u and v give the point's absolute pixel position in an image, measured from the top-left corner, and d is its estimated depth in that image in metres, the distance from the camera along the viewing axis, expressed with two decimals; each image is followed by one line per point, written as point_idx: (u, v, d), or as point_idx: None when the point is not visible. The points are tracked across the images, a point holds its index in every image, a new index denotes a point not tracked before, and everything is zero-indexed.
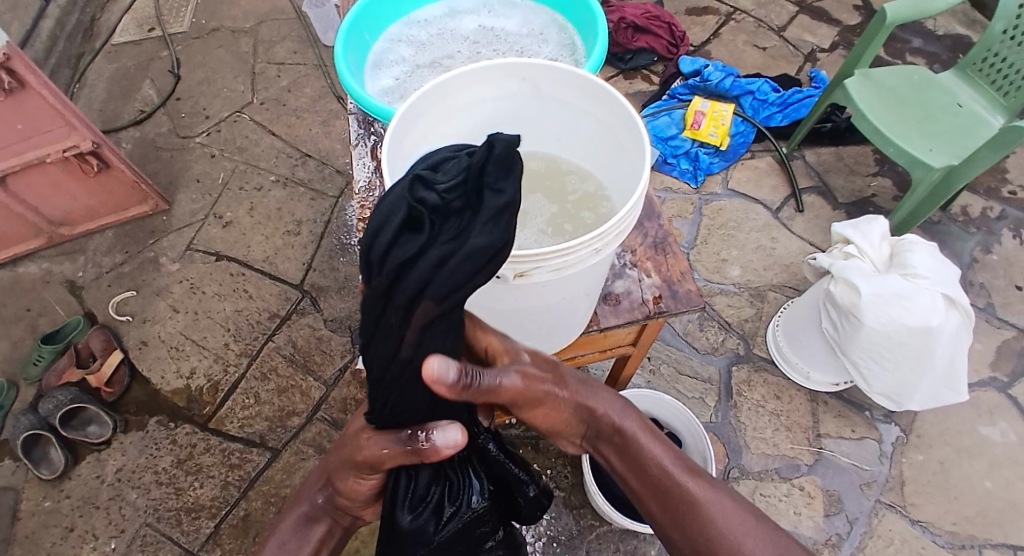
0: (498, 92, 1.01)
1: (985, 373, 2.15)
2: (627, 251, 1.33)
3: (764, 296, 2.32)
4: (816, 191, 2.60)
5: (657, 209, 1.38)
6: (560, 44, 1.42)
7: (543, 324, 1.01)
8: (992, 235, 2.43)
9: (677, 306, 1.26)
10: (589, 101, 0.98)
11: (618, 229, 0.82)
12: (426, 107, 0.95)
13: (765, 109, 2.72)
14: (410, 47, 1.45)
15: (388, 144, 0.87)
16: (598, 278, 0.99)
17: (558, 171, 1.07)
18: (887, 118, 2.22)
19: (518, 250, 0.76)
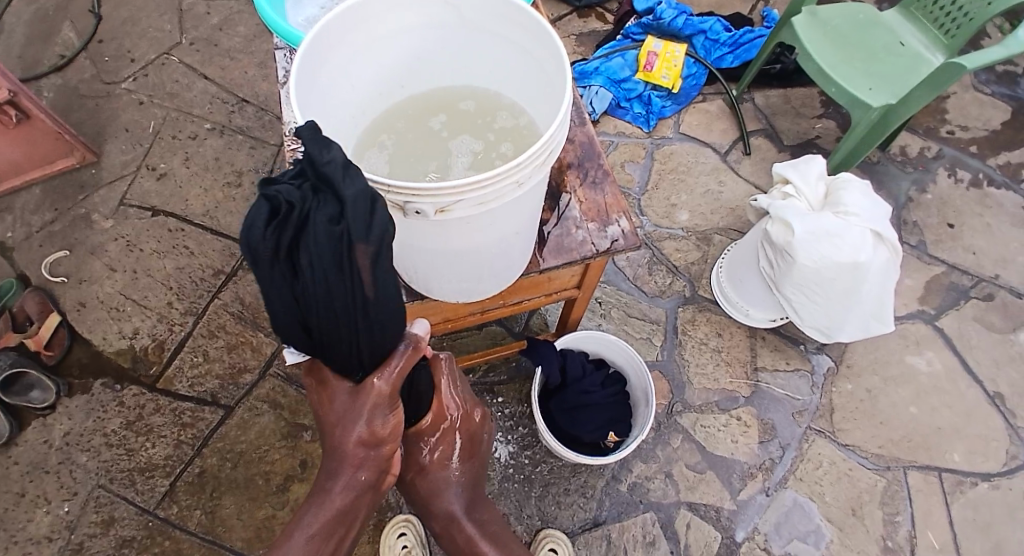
0: (423, 16, 0.99)
1: (914, 306, 2.27)
2: (568, 193, 1.33)
3: (710, 239, 2.38)
4: (764, 133, 2.63)
5: (599, 152, 1.37)
6: None
7: (477, 263, 1.01)
8: (927, 174, 2.52)
9: (617, 247, 1.29)
10: (513, 31, 0.94)
11: (540, 158, 0.79)
12: (342, 32, 0.91)
13: (717, 49, 2.70)
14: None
15: (299, 70, 0.83)
16: (527, 215, 0.97)
17: (487, 106, 1.04)
18: (832, 56, 2.23)
19: (427, 184, 0.73)
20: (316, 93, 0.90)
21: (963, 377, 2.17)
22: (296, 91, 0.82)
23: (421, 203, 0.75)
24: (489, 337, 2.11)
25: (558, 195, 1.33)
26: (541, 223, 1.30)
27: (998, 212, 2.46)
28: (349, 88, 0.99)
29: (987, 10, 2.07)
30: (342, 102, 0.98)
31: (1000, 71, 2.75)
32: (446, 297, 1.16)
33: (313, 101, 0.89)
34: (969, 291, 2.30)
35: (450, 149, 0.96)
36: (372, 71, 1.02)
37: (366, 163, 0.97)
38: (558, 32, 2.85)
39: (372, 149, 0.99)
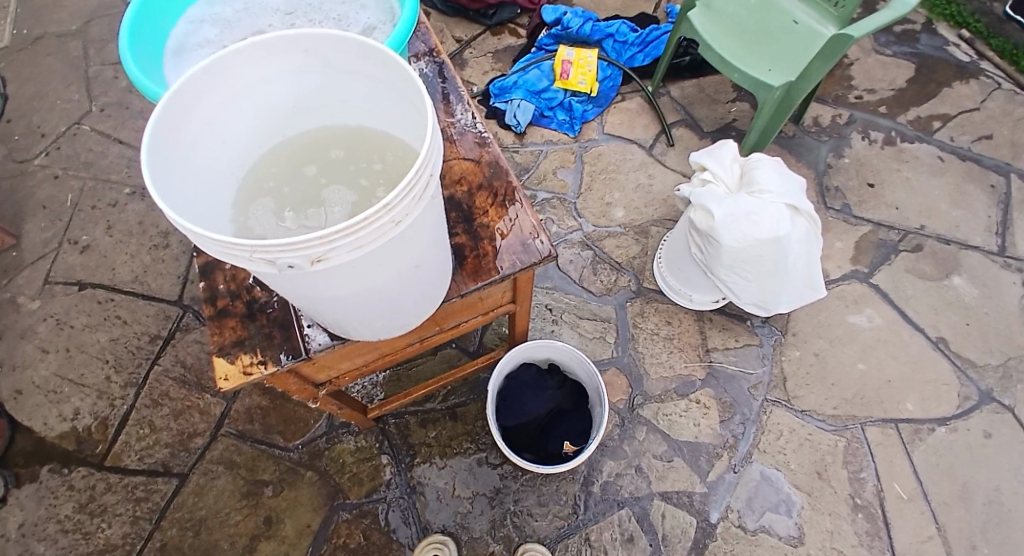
0: (285, 68, 1.00)
1: (848, 268, 2.35)
2: (482, 214, 1.32)
3: (647, 231, 2.41)
4: (683, 123, 2.70)
5: (507, 169, 1.37)
6: (378, 10, 1.34)
7: (382, 302, 0.99)
8: (842, 140, 2.62)
9: (533, 259, 1.28)
10: (373, 70, 0.94)
11: (412, 193, 0.77)
12: (201, 94, 0.93)
13: (627, 50, 2.81)
14: (215, 28, 1.34)
15: (151, 141, 0.83)
16: (427, 251, 0.96)
17: (367, 144, 1.04)
18: (730, 45, 2.24)
19: (294, 238, 0.71)
20: (179, 157, 0.91)
21: (903, 327, 2.24)
22: (149, 164, 0.81)
23: (290, 257, 0.73)
24: (444, 361, 2.09)
25: (471, 216, 1.32)
26: (457, 246, 1.29)
27: (914, 165, 2.56)
28: (218, 145, 0.99)
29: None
30: (213, 160, 0.98)
31: (896, 32, 2.89)
32: (364, 338, 1.14)
33: (173, 167, 0.89)
34: (897, 246, 2.39)
35: (331, 199, 0.97)
36: (241, 122, 1.03)
37: (251, 220, 0.98)
38: (475, 52, 2.96)
39: (257, 203, 1.00)
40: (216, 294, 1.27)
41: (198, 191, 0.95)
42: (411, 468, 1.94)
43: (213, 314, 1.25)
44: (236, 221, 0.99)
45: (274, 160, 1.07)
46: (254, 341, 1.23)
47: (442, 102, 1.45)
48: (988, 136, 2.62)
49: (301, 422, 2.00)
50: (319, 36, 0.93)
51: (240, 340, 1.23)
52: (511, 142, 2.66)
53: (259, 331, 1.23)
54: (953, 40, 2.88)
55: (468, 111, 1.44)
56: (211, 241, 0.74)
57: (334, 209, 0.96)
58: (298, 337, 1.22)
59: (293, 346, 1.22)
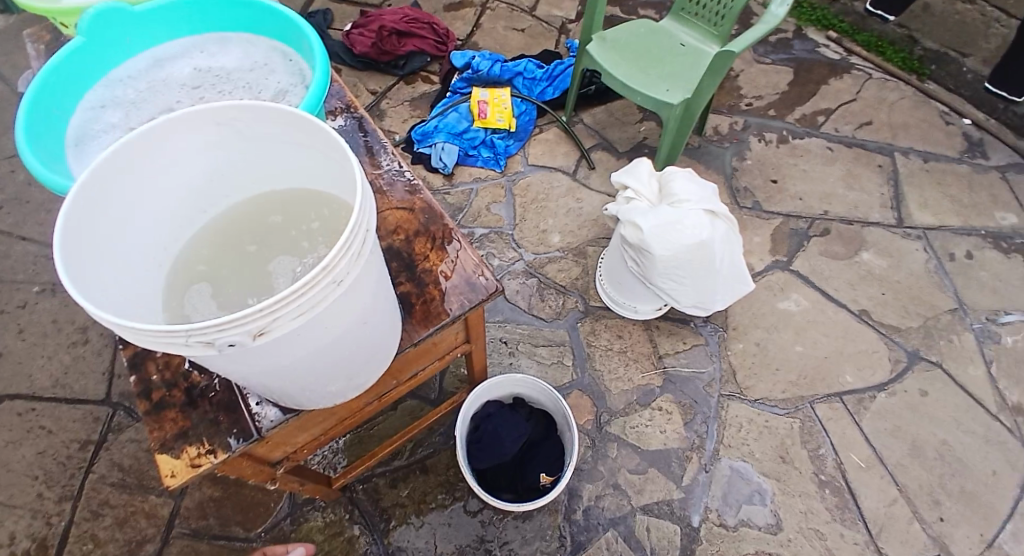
0: (200, 142, 0.98)
1: (770, 258, 2.50)
2: (424, 259, 1.32)
3: (585, 252, 2.49)
4: (600, 147, 2.83)
5: (441, 212, 1.38)
6: (290, 73, 1.26)
7: (334, 365, 0.97)
8: (742, 144, 2.82)
9: (481, 296, 1.28)
10: (293, 134, 0.94)
11: (351, 251, 0.77)
12: (112, 180, 0.89)
13: (537, 85, 2.94)
14: (117, 111, 1.23)
15: (67, 243, 0.79)
16: (376, 306, 0.95)
17: (294, 207, 1.03)
18: (628, 71, 2.39)
19: (234, 314, 0.69)
20: (96, 248, 0.87)
21: (829, 305, 2.40)
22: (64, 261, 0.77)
23: (232, 334, 0.72)
24: (406, 414, 2.05)
25: (412, 263, 1.31)
26: (402, 294, 1.28)
27: (809, 157, 2.79)
28: (136, 229, 0.96)
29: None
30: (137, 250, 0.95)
31: (773, 41, 3.18)
32: (319, 404, 1.11)
33: (90, 260, 0.85)
34: (809, 232, 2.58)
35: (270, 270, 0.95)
36: (157, 203, 1.00)
37: (189, 305, 0.96)
38: (391, 102, 3.02)
39: (193, 285, 0.98)
40: (150, 386, 1.21)
41: (125, 285, 0.92)
42: (387, 533, 1.88)
43: (149, 409, 1.19)
44: (173, 308, 0.96)
45: (204, 239, 1.04)
46: (199, 430, 1.17)
47: (367, 156, 1.45)
48: (868, 122, 2.91)
49: (260, 507, 1.90)
50: (231, 110, 0.92)
51: (183, 432, 1.17)
52: (441, 184, 2.69)
53: (202, 419, 1.18)
54: (823, 41, 3.20)
55: (395, 160, 1.45)
56: (146, 333, 0.71)
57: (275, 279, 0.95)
58: (247, 418, 1.17)
59: (242, 428, 1.17)
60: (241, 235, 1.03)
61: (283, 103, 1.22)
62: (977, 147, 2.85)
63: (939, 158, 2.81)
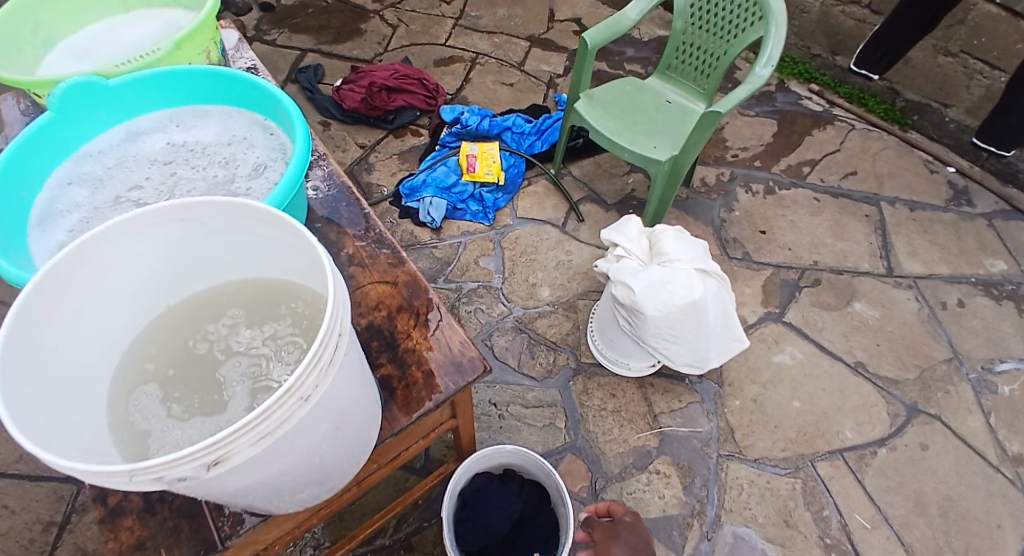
0: (161, 237, 0.91)
1: (762, 310, 2.49)
2: (406, 339, 1.16)
3: (575, 305, 2.46)
4: (589, 199, 2.84)
5: (425, 283, 1.24)
6: (268, 144, 1.23)
7: (307, 481, 0.87)
8: (730, 195, 2.84)
9: (469, 379, 1.12)
10: (262, 229, 0.88)
11: (320, 365, 0.70)
12: (65, 286, 0.82)
13: (525, 139, 2.97)
14: (84, 189, 1.19)
15: (9, 356, 0.72)
16: (353, 423, 0.86)
17: (264, 301, 0.97)
18: (616, 128, 2.42)
19: (189, 447, 0.62)
20: (45, 363, 0.79)
21: (824, 358, 2.38)
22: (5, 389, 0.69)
23: (187, 468, 0.64)
24: (393, 486, 1.99)
25: (394, 342, 1.16)
26: (381, 378, 1.12)
27: (797, 208, 2.82)
28: (91, 335, 0.88)
29: (726, 57, 2.40)
30: (84, 352, 0.87)
31: (758, 94, 3.25)
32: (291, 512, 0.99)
33: (40, 378, 0.77)
34: (799, 283, 2.58)
35: (230, 375, 0.89)
36: (114, 303, 0.92)
37: (137, 411, 0.88)
38: (380, 155, 3.04)
39: (142, 387, 0.91)
40: (106, 489, 1.10)
41: (79, 398, 0.84)
42: None
43: (103, 515, 1.08)
44: (117, 412, 0.88)
45: (159, 334, 0.98)
46: (157, 540, 1.07)
47: (348, 226, 1.33)
48: (854, 172, 2.95)
49: None
50: (197, 204, 0.87)
51: (140, 543, 1.07)
52: (429, 238, 2.69)
53: (161, 527, 1.08)
54: (806, 93, 3.28)
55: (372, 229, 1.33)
56: (88, 473, 0.63)
57: (234, 385, 0.88)
58: (210, 528, 1.08)
59: (203, 538, 1.08)
60: (200, 333, 0.97)
61: (260, 178, 1.18)
62: (963, 196, 2.89)
63: (926, 207, 2.84)
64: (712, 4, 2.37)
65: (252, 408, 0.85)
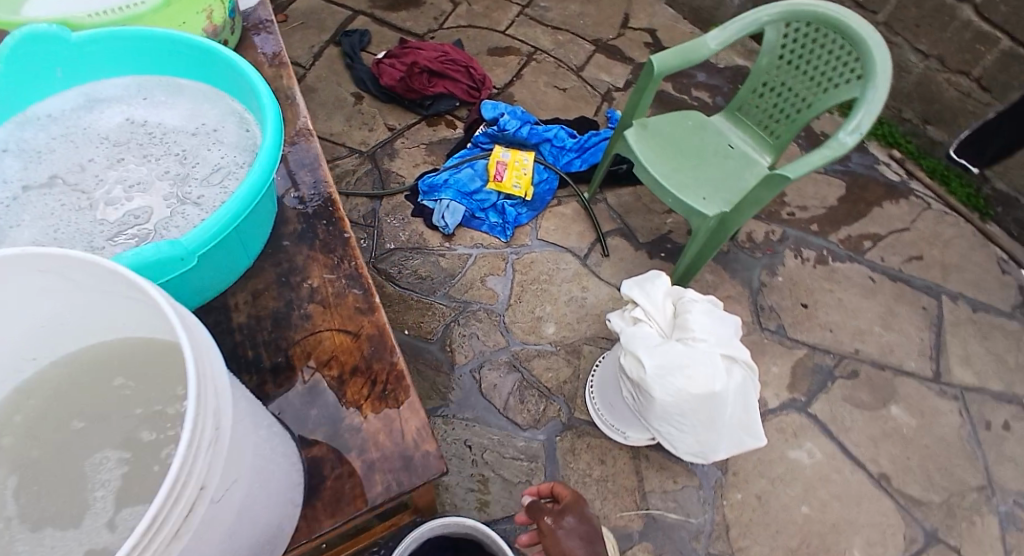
0: (20, 291, 0.73)
1: (786, 396, 2.23)
2: (354, 414, 0.95)
3: (580, 351, 2.23)
4: (619, 233, 2.59)
5: (391, 342, 1.03)
6: (239, 142, 1.05)
7: None
8: (776, 257, 2.57)
9: (416, 480, 0.90)
10: (135, 295, 0.70)
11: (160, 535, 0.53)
12: None
13: (564, 155, 2.73)
14: (14, 160, 0.99)
15: None
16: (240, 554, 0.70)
17: (152, 370, 0.79)
18: (664, 167, 2.16)
19: None
20: None
21: (846, 463, 2.12)
22: None
23: None
24: None
25: (337, 413, 0.95)
26: (310, 460, 0.91)
27: (848, 285, 2.53)
28: None
29: (808, 112, 2.13)
30: None
31: None
32: None
33: None
34: (834, 371, 2.31)
35: (94, 476, 0.73)
36: None
37: None
38: (407, 142, 2.82)
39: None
40: None
41: None
42: None
43: None
44: None
45: (27, 404, 0.81)
46: None
47: (322, 251, 1.15)
48: (919, 256, 2.64)
49: None
50: (55, 256, 0.68)
51: None
52: (439, 243, 2.48)
53: None
54: (885, 158, 2.98)
55: (349, 266, 1.13)
56: None
57: (96, 489, 0.72)
58: None
59: None
60: (73, 406, 0.80)
61: (218, 185, 1.00)
62: None
63: (992, 311, 2.53)
64: (805, 50, 2.11)
65: (114, 524, 0.69)
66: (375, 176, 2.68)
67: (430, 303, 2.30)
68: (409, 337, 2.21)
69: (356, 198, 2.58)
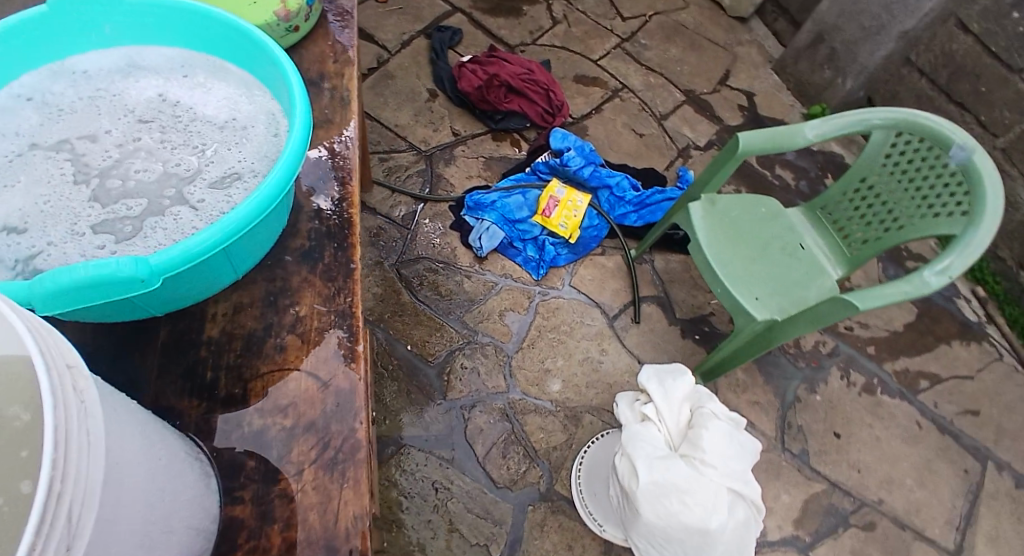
0: None
1: (788, 530, 2.06)
2: (288, 479, 0.91)
3: (579, 418, 2.10)
4: (657, 301, 2.44)
5: (359, 405, 0.97)
6: (261, 146, 1.01)
7: None
8: (820, 373, 2.38)
9: None
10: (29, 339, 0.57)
11: None
12: None
13: (621, 207, 2.58)
14: (34, 113, 1.00)
15: None
16: None
17: None
18: (722, 253, 2.02)
19: None
20: None
21: None
22: None
23: None
24: None
25: (273, 474, 0.92)
26: (228, 518, 0.88)
27: (890, 424, 2.32)
28: None
29: (898, 234, 1.94)
30: None
31: None
32: None
33: None
34: (848, 517, 2.12)
35: None
36: None
37: None
38: (466, 151, 2.74)
39: None
40: None
41: None
42: None
43: None
44: None
45: None
46: None
47: (321, 276, 1.10)
48: (976, 412, 2.41)
49: None
50: None
51: None
52: (469, 263, 2.39)
53: None
54: (967, 294, 2.73)
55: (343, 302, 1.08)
56: None
57: None
58: None
59: None
60: None
61: (223, 191, 0.96)
62: None
63: None
64: (911, 166, 1.90)
65: None
66: (425, 177, 2.61)
67: (441, 324, 2.22)
68: (410, 353, 2.13)
69: (399, 196, 2.52)
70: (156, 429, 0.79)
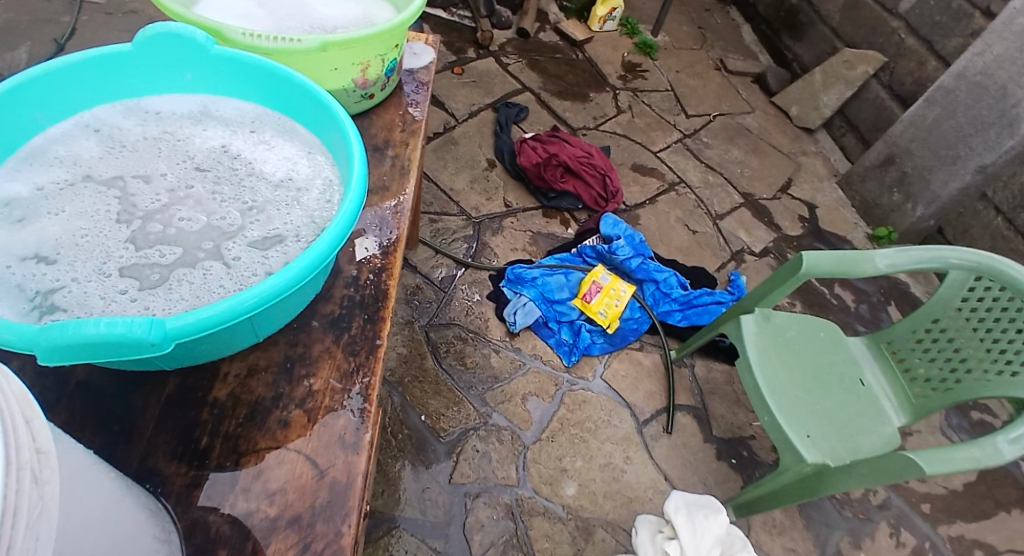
0: None
1: None
2: None
3: (591, 531, 1.94)
4: (692, 412, 2.30)
5: (352, 504, 0.89)
6: (310, 213, 1.00)
7: None
8: (867, 525, 2.18)
9: None
10: None
11: None
12: None
13: (666, 303, 2.50)
14: (97, 145, 1.04)
15: None
16: None
17: None
18: (773, 376, 1.89)
19: None
20: None
21: None
22: None
23: None
24: None
25: None
26: None
27: None
28: None
29: (972, 388, 1.78)
30: None
31: None
32: None
33: None
34: None
35: None
36: None
37: None
38: (516, 223, 2.73)
39: None
40: None
41: None
42: None
43: None
44: None
45: None
46: None
47: (344, 349, 1.04)
48: None
49: None
50: None
51: None
52: (500, 337, 2.33)
53: None
54: None
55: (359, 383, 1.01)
56: None
57: None
58: None
59: None
60: None
61: (260, 253, 0.94)
62: None
63: None
64: (991, 317, 1.75)
65: None
66: (470, 244, 2.59)
67: (460, 398, 2.13)
68: (423, 425, 2.04)
69: (442, 258, 2.50)
70: (125, 502, 0.72)
